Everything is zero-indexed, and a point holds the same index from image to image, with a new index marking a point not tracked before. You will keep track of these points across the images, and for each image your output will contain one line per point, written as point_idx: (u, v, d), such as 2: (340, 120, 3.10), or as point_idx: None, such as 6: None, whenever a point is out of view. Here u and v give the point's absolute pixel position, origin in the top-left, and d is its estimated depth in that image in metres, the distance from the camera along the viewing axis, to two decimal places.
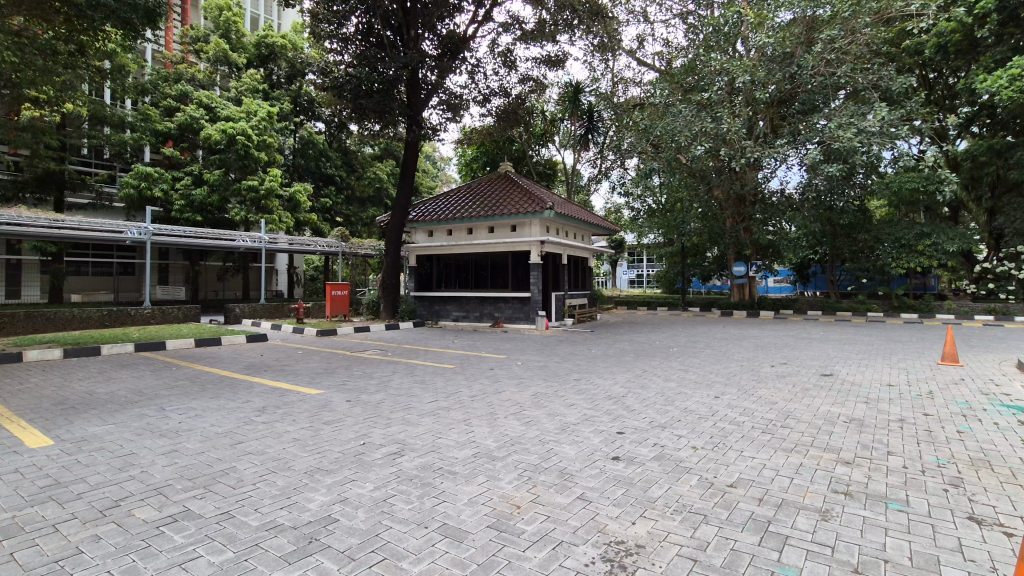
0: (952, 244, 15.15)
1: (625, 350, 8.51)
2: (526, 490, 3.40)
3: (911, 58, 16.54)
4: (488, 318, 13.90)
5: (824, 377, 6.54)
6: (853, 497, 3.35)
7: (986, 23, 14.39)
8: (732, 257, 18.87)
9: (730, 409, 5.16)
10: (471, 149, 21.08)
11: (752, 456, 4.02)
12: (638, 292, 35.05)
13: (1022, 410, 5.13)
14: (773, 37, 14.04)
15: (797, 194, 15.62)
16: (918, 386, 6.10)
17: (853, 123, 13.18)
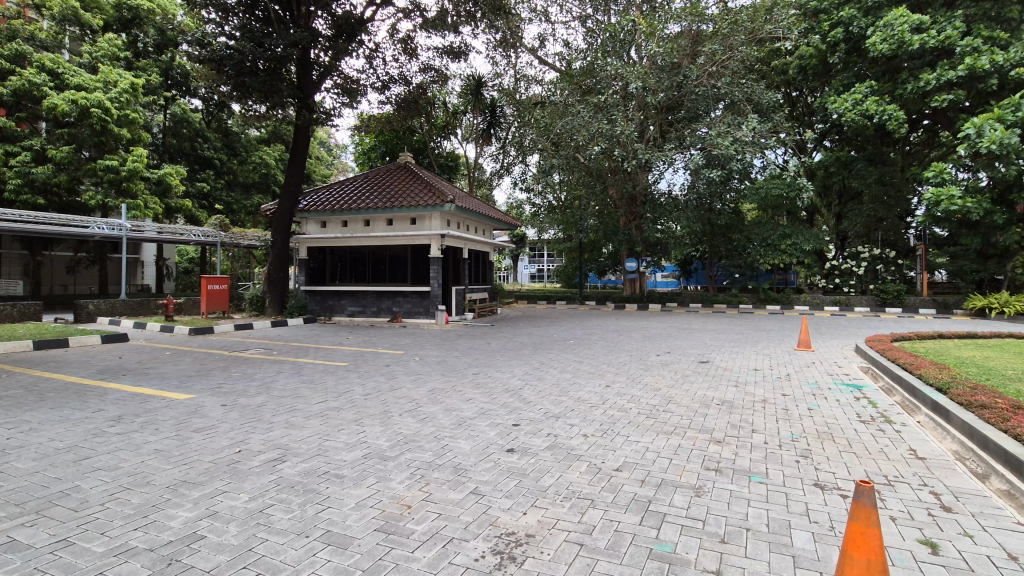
0: (808, 243, 17.37)
1: (524, 344, 8.66)
2: (418, 489, 3.31)
3: (778, 77, 18.48)
4: (385, 313, 13.50)
5: (702, 363, 7.13)
6: (722, 473, 3.66)
7: (836, 50, 16.50)
8: (624, 254, 19.94)
9: (618, 397, 5.43)
10: (369, 137, 20.30)
11: (637, 440, 4.26)
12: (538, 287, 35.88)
13: (858, 388, 5.98)
14: (662, 47, 14.99)
15: (682, 195, 16.69)
16: (779, 369, 6.85)
17: (730, 132, 14.45)
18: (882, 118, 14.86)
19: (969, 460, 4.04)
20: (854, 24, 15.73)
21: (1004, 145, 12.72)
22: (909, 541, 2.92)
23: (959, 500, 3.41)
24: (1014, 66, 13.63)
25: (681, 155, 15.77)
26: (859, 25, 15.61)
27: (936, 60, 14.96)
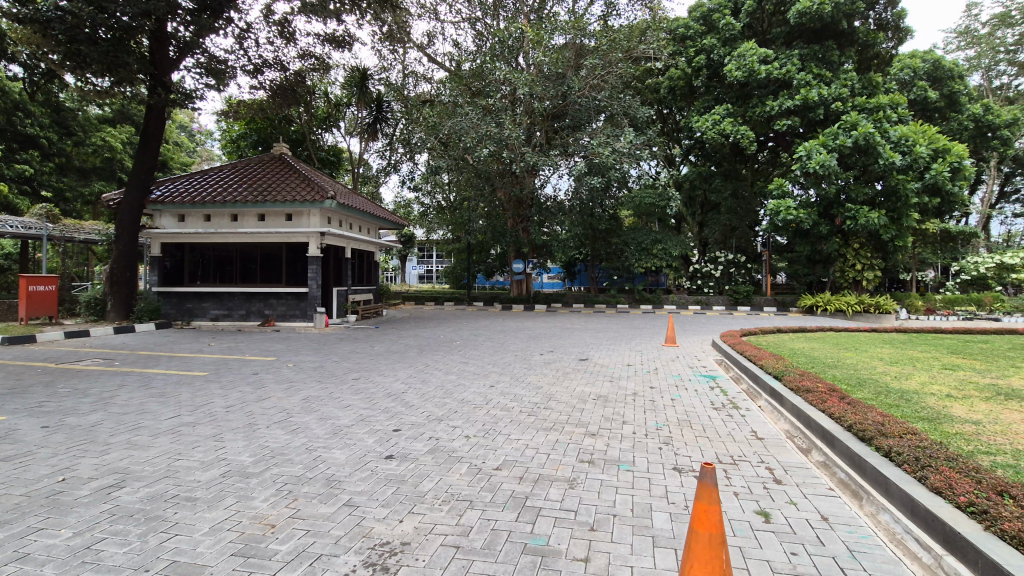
0: (676, 248, 19.07)
1: (408, 346, 8.48)
2: (284, 506, 3.07)
3: (651, 94, 19.81)
4: (256, 317, 12.49)
5: (581, 361, 7.50)
6: (594, 465, 3.86)
7: (699, 75, 18.38)
8: (511, 255, 20.40)
9: (501, 397, 5.53)
10: (238, 124, 18.63)
11: (517, 438, 4.35)
12: (427, 288, 35.42)
13: (713, 379, 6.67)
14: (548, 56, 15.57)
15: (566, 200, 17.45)
16: (648, 364, 7.42)
17: (609, 143, 15.45)
18: (736, 137, 16.82)
19: (796, 437, 4.69)
20: (714, 52, 17.81)
21: (825, 167, 15.14)
22: (748, 512, 3.32)
23: (787, 473, 3.95)
24: (835, 100, 16.13)
25: (565, 161, 16.50)
26: (718, 54, 17.69)
27: (778, 91, 17.20)
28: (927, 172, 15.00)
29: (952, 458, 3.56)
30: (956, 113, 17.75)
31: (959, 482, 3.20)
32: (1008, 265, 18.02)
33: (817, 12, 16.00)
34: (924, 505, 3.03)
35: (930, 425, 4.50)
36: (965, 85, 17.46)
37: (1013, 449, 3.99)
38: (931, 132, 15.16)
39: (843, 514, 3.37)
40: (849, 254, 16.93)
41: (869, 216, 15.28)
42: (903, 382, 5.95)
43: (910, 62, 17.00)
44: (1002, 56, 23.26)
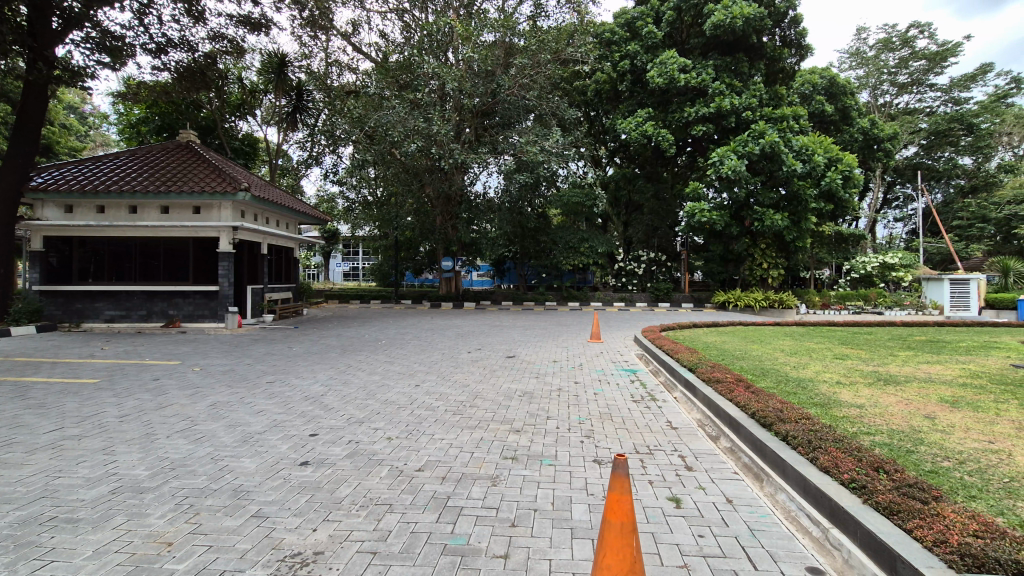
0: (602, 246, 19.70)
1: (330, 346, 8.15)
2: (183, 522, 2.85)
3: (578, 96, 20.33)
4: (159, 317, 11.55)
5: (509, 358, 7.55)
6: (518, 460, 3.90)
7: (624, 79, 19.08)
8: (440, 252, 20.25)
9: (427, 396, 5.45)
10: (139, 107, 17.07)
11: (441, 437, 4.30)
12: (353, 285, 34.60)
13: (634, 372, 6.95)
14: (477, 53, 15.52)
15: (495, 198, 17.53)
16: (574, 360, 7.60)
17: (538, 141, 15.67)
18: (657, 140, 17.65)
19: (707, 426, 4.98)
20: (637, 58, 18.60)
21: (737, 172, 16.20)
22: (661, 499, 3.48)
23: (698, 460, 4.18)
24: (745, 109, 17.28)
25: (494, 159, 16.58)
26: (642, 60, 18.50)
27: (695, 98, 18.21)
28: (823, 178, 16.45)
29: (839, 439, 3.92)
30: (848, 126, 19.62)
31: (844, 461, 3.54)
32: (890, 265, 20.19)
33: (729, 26, 17.06)
34: (814, 483, 3.32)
35: (822, 410, 4.95)
36: (856, 101, 19.30)
37: (888, 429, 4.48)
38: (827, 142, 16.64)
39: (745, 495, 3.62)
40: (757, 253, 18.18)
41: (773, 218, 16.56)
42: (800, 371, 6.50)
43: (810, 77, 18.53)
44: (885, 77, 25.98)
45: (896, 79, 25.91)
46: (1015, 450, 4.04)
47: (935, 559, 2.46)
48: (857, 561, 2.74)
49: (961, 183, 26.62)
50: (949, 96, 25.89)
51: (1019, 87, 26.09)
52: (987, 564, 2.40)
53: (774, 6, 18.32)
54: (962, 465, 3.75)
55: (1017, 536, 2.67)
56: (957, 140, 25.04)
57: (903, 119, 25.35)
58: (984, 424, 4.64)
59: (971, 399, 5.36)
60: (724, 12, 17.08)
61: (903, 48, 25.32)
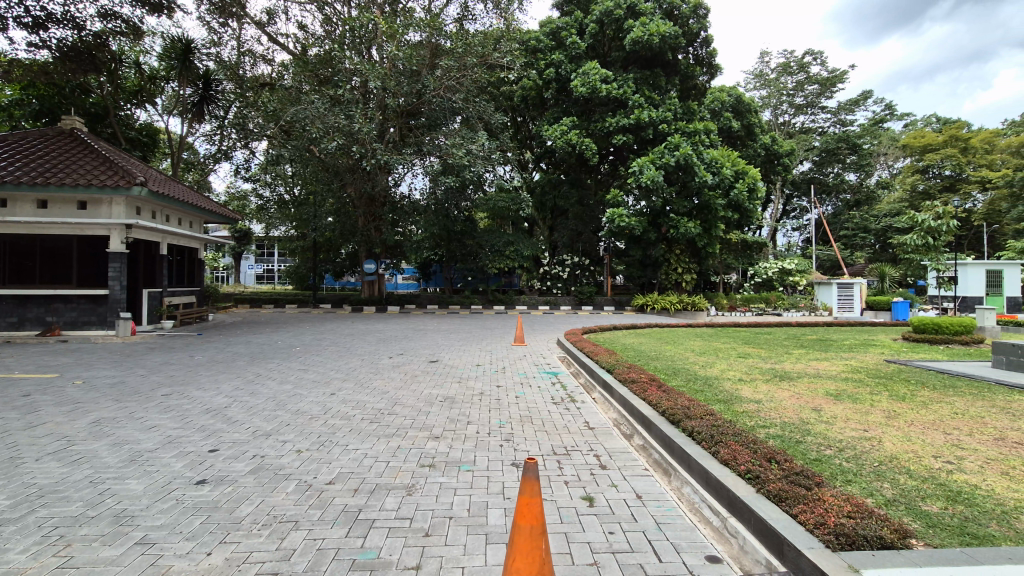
0: (527, 250, 19.98)
1: (237, 354, 7.64)
2: (50, 556, 2.54)
3: (506, 101, 20.53)
4: (36, 324, 10.33)
5: (431, 363, 7.45)
6: (435, 468, 3.84)
7: (549, 87, 19.53)
8: (362, 255, 19.69)
9: (343, 404, 5.25)
10: (13, 87, 15.19)
11: (356, 447, 4.15)
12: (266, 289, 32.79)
13: (555, 374, 7.10)
14: (401, 51, 15.23)
15: (420, 200, 17.27)
16: (497, 364, 7.63)
17: (464, 144, 15.61)
18: (580, 148, 18.19)
19: (622, 424, 5.18)
20: (562, 67, 19.16)
21: (654, 182, 17.03)
22: (574, 499, 3.56)
23: (612, 458, 4.32)
24: (662, 122, 18.22)
25: (419, 161, 16.36)
26: (566, 70, 19.07)
27: (616, 109, 18.95)
28: (731, 190, 17.69)
29: (737, 433, 4.21)
30: (752, 141, 21.27)
31: (742, 453, 3.80)
32: (787, 270, 22.09)
33: (647, 42, 17.95)
34: (715, 476, 3.54)
35: (725, 406, 5.30)
36: (758, 119, 20.95)
37: (780, 422, 4.87)
38: (734, 156, 17.95)
39: (654, 490, 3.79)
40: (673, 259, 19.20)
41: (687, 225, 17.60)
42: (707, 369, 6.93)
43: (719, 95, 19.84)
44: (784, 98, 28.41)
45: (793, 101, 28.43)
46: (884, 436, 4.54)
47: (814, 540, 2.72)
48: (751, 546, 2.95)
49: (847, 197, 29.65)
50: (837, 117, 28.75)
51: (892, 113, 29.50)
52: (858, 541, 2.67)
53: (688, 26, 19.48)
54: (841, 452, 4.15)
55: (883, 514, 2.99)
56: (844, 158, 27.89)
57: (799, 138, 27.86)
58: (860, 414, 5.17)
59: (851, 392, 5.96)
60: (642, 28, 17.94)
61: (799, 73, 27.79)
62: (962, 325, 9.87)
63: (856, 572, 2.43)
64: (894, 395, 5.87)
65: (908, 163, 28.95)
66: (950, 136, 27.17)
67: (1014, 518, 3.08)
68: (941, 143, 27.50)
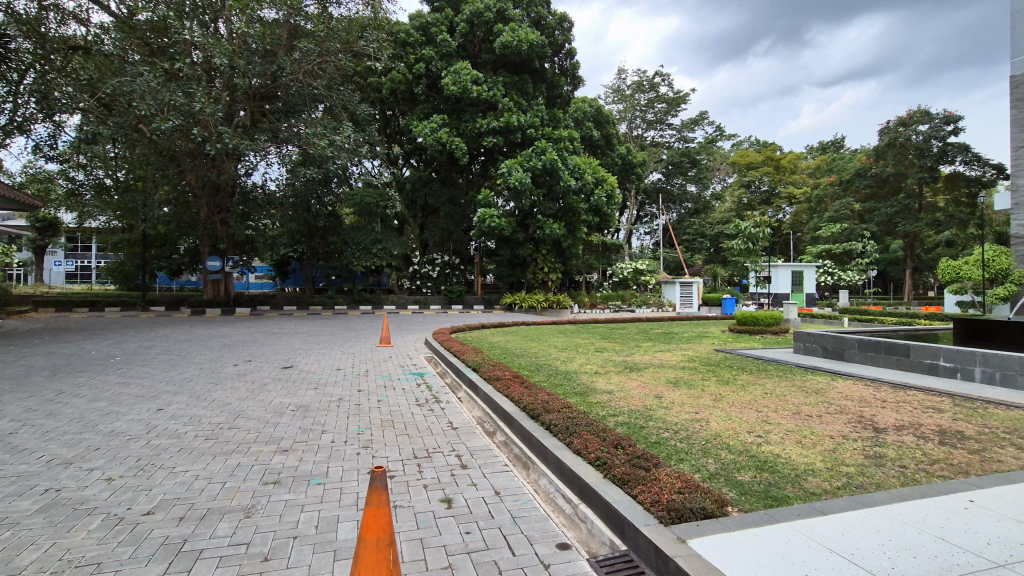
0: (396, 248, 19.46)
1: (30, 369, 6.33)
2: None
3: (373, 93, 19.80)
4: None
5: (284, 369, 6.89)
6: (280, 484, 3.53)
7: (419, 82, 19.24)
8: (205, 250, 17.63)
9: (172, 421, 4.62)
10: None
11: (185, 469, 3.67)
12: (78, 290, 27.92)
13: (421, 375, 6.99)
14: (253, 29, 13.96)
15: (276, 192, 16.02)
16: (359, 367, 7.29)
17: (326, 134, 14.67)
18: (451, 146, 18.22)
19: (485, 422, 5.24)
20: (432, 64, 19.00)
21: (522, 183, 17.58)
22: (432, 502, 3.50)
23: (473, 457, 4.34)
24: (529, 126, 18.94)
25: (274, 149, 15.14)
26: (436, 67, 18.96)
27: (486, 111, 19.39)
28: (591, 195, 19.03)
29: (589, 423, 4.48)
30: (611, 151, 23.07)
31: (592, 442, 4.05)
32: (639, 270, 24.29)
33: (516, 48, 18.51)
34: (568, 465, 3.73)
35: (581, 398, 5.64)
36: (616, 131, 22.78)
37: (627, 409, 5.31)
38: (594, 164, 19.29)
39: (511, 485, 3.88)
40: (539, 258, 20.10)
41: (552, 227, 18.49)
42: (567, 364, 7.33)
43: (582, 105, 21.13)
44: (638, 113, 31.17)
45: (645, 116, 31.31)
46: (711, 417, 5.16)
47: (650, 517, 2.98)
48: (597, 530, 3.15)
49: (689, 207, 33.45)
50: (681, 134, 32.28)
51: (722, 134, 33.91)
52: (685, 513, 2.98)
53: (553, 36, 20.43)
54: (676, 434, 4.63)
55: (705, 487, 3.37)
56: (686, 171, 31.46)
57: (650, 150, 30.73)
58: (693, 398, 5.83)
59: (688, 379, 6.72)
60: (511, 34, 18.45)
61: (650, 91, 30.64)
62: (774, 318, 11.74)
63: (683, 542, 2.71)
64: (720, 379, 6.73)
65: (735, 178, 33.48)
66: (767, 156, 31.98)
67: (803, 479, 3.68)
68: (761, 161, 32.26)
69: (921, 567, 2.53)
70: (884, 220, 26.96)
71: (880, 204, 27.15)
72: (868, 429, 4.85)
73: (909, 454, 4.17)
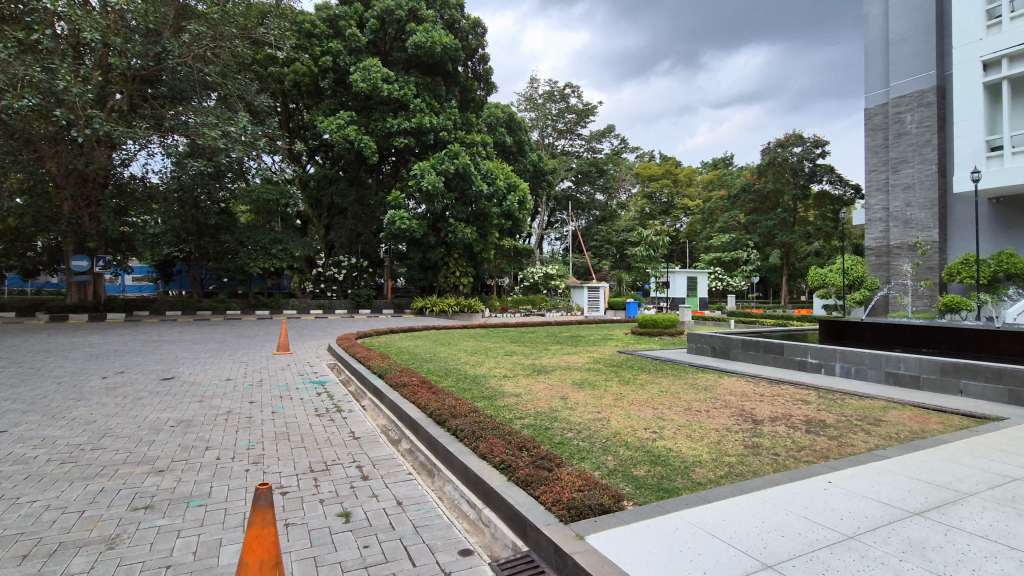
0: (297, 249, 18.45)
1: None
2: None
3: (274, 84, 18.66)
4: None
5: (162, 381, 6.24)
6: (153, 509, 3.18)
7: (325, 76, 18.39)
8: (70, 248, 15.58)
9: (18, 445, 4.01)
10: None
11: (32, 500, 3.20)
12: None
13: (322, 384, 6.64)
14: (133, 4, 12.60)
15: (159, 185, 14.60)
16: (252, 377, 6.79)
17: (218, 124, 13.56)
18: (359, 145, 17.64)
19: (390, 430, 5.09)
20: (339, 58, 18.28)
21: (434, 187, 17.46)
22: (329, 517, 3.33)
23: (375, 467, 4.20)
24: (442, 129, 18.82)
25: (156, 138, 13.78)
26: (343, 61, 18.27)
27: (396, 111, 19.01)
28: (503, 201, 19.24)
29: (496, 427, 4.50)
30: (523, 157, 23.54)
31: (497, 445, 4.06)
32: (550, 275, 24.92)
33: (429, 49, 18.35)
34: (472, 470, 3.72)
35: (489, 402, 5.66)
36: (527, 138, 23.29)
37: (534, 412, 5.41)
38: (506, 170, 19.51)
39: (415, 494, 3.79)
40: (451, 262, 19.96)
41: (464, 231, 18.44)
42: (476, 368, 7.34)
43: (494, 111, 21.37)
44: (549, 122, 32.10)
45: (556, 126, 32.32)
46: (612, 416, 5.40)
47: (550, 516, 3.05)
48: (500, 533, 3.16)
49: (596, 215, 34.99)
50: (589, 145, 33.71)
51: (627, 146, 35.84)
52: (584, 510, 3.08)
53: (467, 40, 20.45)
54: (579, 434, 4.79)
55: (604, 484, 3.51)
56: (593, 180, 32.86)
57: (560, 159, 31.80)
58: (596, 398, 6.06)
59: (592, 379, 7.00)
60: (424, 35, 18.26)
61: (561, 102, 31.71)
62: (671, 321, 12.57)
63: (581, 539, 2.80)
64: (621, 379, 7.07)
65: (638, 189, 35.50)
66: (667, 170, 34.28)
67: (692, 470, 3.96)
68: (661, 174, 34.46)
69: (788, 544, 2.80)
70: (765, 231, 29.89)
71: (762, 217, 30.05)
72: (747, 421, 5.32)
73: (781, 442, 4.64)
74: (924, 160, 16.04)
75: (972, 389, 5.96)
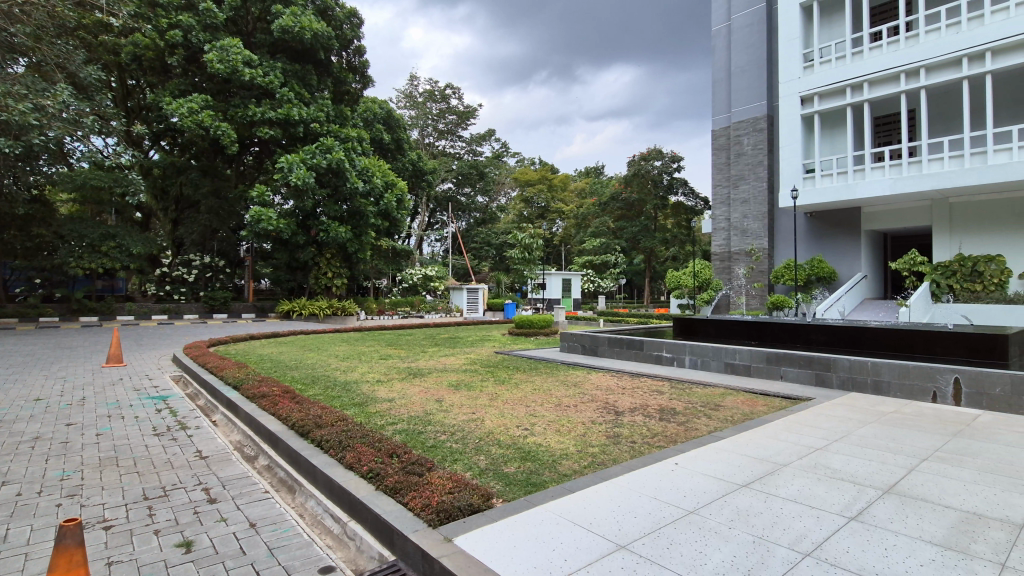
0: (136, 246, 16.15)
1: None
2: None
3: (107, 55, 16.19)
4: None
5: None
6: None
7: (173, 52, 16.37)
8: None
9: None
10: None
11: None
12: None
13: (164, 399, 5.88)
14: None
15: None
16: (71, 395, 5.78)
17: (28, 96, 11.37)
18: (215, 132, 15.99)
19: (245, 446, 4.66)
20: (191, 34, 16.41)
21: (304, 182, 16.45)
22: (165, 549, 2.96)
23: (225, 488, 3.81)
24: (313, 121, 17.72)
25: None
26: (196, 38, 16.42)
27: (260, 97, 17.52)
28: (380, 199, 18.67)
29: (365, 435, 4.32)
30: (401, 156, 23.08)
31: (366, 454, 3.92)
32: (429, 277, 24.74)
33: (297, 34, 17.21)
34: (337, 482, 3.53)
35: (359, 409, 5.44)
36: (406, 136, 22.89)
37: (408, 416, 5.31)
38: (384, 168, 18.93)
39: (271, 513, 3.51)
40: (322, 262, 18.93)
41: (337, 230, 17.55)
42: (348, 374, 7.00)
43: (371, 106, 20.67)
44: (429, 121, 31.76)
45: (436, 126, 32.13)
46: (486, 415, 5.49)
47: (419, 521, 3.00)
48: (365, 545, 3.03)
49: (476, 216, 35.38)
50: (470, 147, 34.03)
51: (506, 151, 36.76)
52: (453, 512, 3.08)
53: (341, 30, 19.52)
54: (452, 435, 4.80)
55: (474, 484, 3.54)
56: (473, 183, 33.18)
57: (441, 159, 31.71)
58: (471, 399, 6.12)
59: (467, 381, 7.04)
60: (292, 19, 17.09)
61: (441, 102, 31.61)
62: (545, 321, 13.12)
63: (450, 541, 2.80)
64: (496, 379, 7.22)
65: (517, 193, 36.65)
66: (543, 175, 35.72)
67: (558, 463, 4.17)
68: (537, 179, 35.89)
69: (640, 524, 3.06)
70: (631, 237, 32.51)
71: (627, 223, 32.65)
72: (609, 413, 5.73)
73: (637, 431, 5.06)
74: (757, 178, 18.58)
75: (789, 374, 7.01)
